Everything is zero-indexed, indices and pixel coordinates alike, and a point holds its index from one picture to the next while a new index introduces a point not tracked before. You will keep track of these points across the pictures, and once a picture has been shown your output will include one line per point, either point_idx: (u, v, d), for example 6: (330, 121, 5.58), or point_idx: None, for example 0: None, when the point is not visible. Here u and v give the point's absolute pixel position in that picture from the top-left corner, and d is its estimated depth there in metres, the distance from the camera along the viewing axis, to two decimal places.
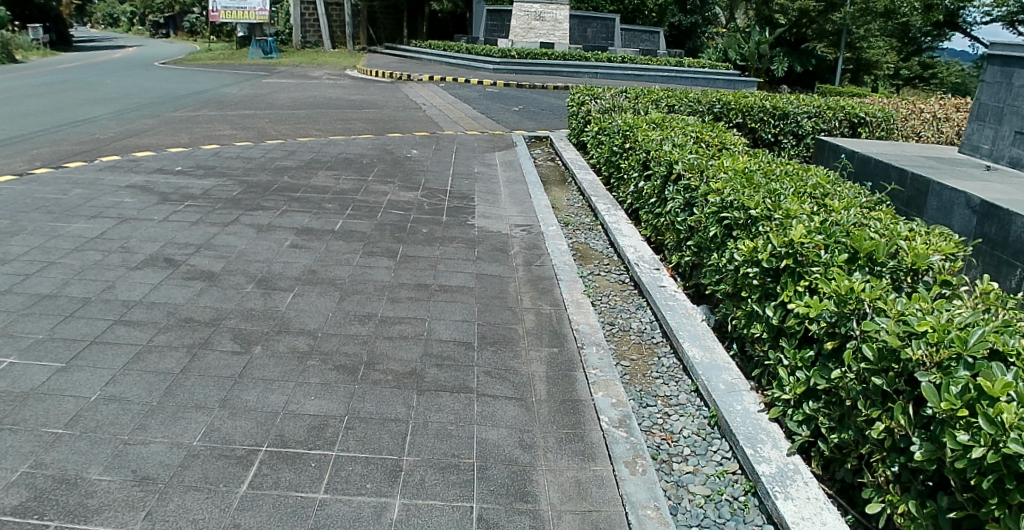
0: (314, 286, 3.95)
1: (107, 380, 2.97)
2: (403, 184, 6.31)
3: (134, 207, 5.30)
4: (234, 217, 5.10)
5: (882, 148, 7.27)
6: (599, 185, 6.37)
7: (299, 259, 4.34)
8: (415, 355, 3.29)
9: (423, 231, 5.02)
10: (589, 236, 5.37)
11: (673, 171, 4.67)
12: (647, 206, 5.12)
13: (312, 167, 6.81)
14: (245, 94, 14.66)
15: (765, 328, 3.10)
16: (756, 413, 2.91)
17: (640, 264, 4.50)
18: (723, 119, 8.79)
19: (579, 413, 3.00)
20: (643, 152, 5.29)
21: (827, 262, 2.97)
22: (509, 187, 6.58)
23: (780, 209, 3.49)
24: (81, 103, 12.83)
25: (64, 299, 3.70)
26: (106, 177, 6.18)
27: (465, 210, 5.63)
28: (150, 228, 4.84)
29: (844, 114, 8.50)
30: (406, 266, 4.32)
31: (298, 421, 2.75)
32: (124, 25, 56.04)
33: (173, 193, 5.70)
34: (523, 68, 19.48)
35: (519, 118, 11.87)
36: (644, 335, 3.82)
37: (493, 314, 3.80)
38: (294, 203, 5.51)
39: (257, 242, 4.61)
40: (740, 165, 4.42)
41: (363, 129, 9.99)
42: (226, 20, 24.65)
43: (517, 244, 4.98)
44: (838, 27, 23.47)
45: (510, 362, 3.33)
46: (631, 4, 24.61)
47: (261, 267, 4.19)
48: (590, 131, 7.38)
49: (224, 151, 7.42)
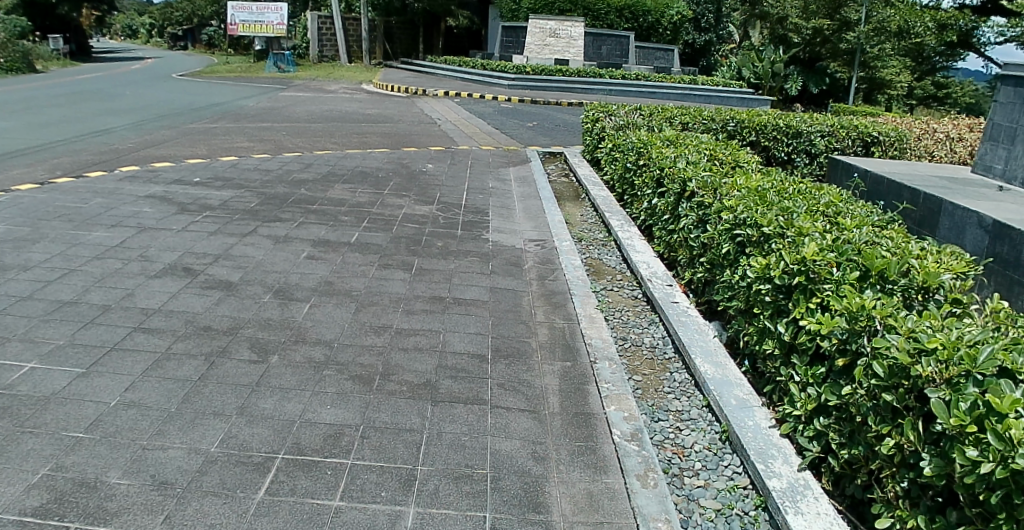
0: (330, 297, 4.00)
1: (126, 386, 3.03)
2: (418, 198, 6.39)
3: (153, 217, 5.40)
4: (252, 228, 5.18)
5: (894, 167, 7.32)
6: (612, 201, 6.41)
7: (316, 270, 4.40)
8: (429, 366, 3.32)
9: (437, 244, 5.07)
10: (602, 251, 5.42)
11: (686, 188, 4.69)
12: (661, 223, 5.14)
13: (329, 179, 6.90)
14: (263, 107, 14.89)
15: (777, 345, 3.14)
16: (767, 429, 2.96)
17: (654, 279, 4.54)
18: (736, 137, 8.90)
19: (591, 426, 3.02)
20: (657, 169, 5.32)
21: (839, 279, 3.00)
22: (524, 202, 6.63)
23: (793, 227, 3.51)
24: (100, 113, 13.05)
25: (85, 306, 3.78)
26: (126, 187, 6.29)
27: (480, 224, 5.69)
28: (169, 237, 4.92)
29: (857, 134, 8.49)
30: (420, 278, 4.37)
31: (315, 429, 2.79)
32: (143, 35, 56.91)
33: (191, 204, 5.80)
34: (538, 84, 19.71)
35: (534, 134, 11.98)
36: (656, 351, 3.86)
37: (507, 327, 3.83)
38: (310, 215, 5.59)
39: (274, 254, 4.67)
40: (753, 183, 4.43)
41: (379, 143, 10.12)
42: (244, 33, 25.12)
43: (531, 258, 5.02)
44: (851, 47, 23.14)
45: (523, 375, 3.35)
46: (646, 22, 24.68)
47: (278, 278, 4.26)
48: (604, 147, 7.44)
49: (242, 163, 7.53)
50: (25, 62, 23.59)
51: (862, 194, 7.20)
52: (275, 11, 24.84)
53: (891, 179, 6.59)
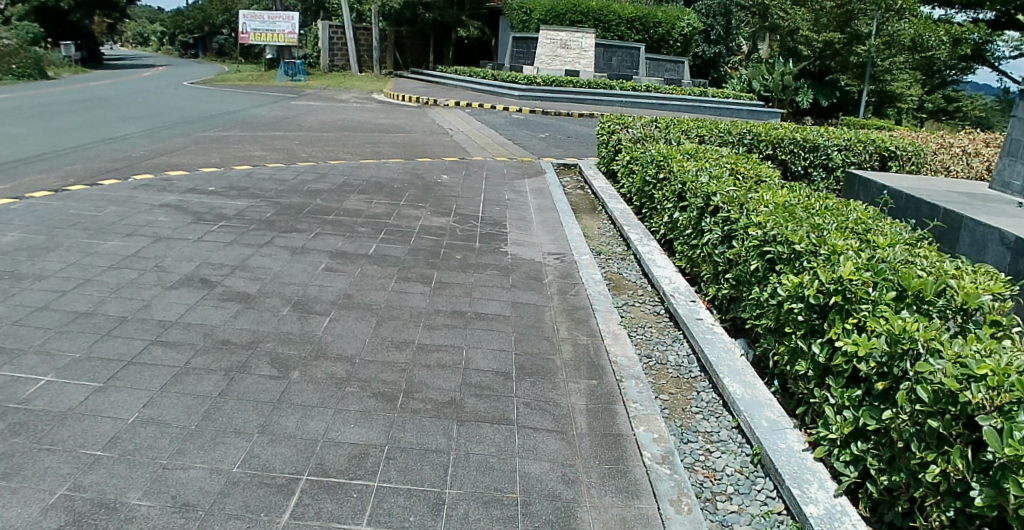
0: (350, 311, 3.93)
1: (144, 402, 2.97)
2: (434, 209, 6.33)
3: (168, 226, 5.35)
4: (269, 239, 5.11)
5: (912, 183, 7.30)
6: (630, 215, 6.34)
7: (334, 283, 4.34)
8: (453, 384, 3.23)
9: (456, 257, 5.00)
10: (622, 266, 5.35)
11: (710, 203, 4.58)
12: (682, 237, 5.04)
13: (344, 190, 6.86)
14: (275, 115, 14.92)
15: (810, 366, 3.06)
16: (800, 452, 2.88)
17: (676, 295, 4.48)
18: (754, 150, 8.84)
19: (621, 447, 2.94)
20: (678, 183, 5.22)
21: (876, 300, 2.90)
22: (541, 214, 6.58)
23: (826, 244, 3.39)
24: (112, 120, 13.11)
25: (102, 317, 3.72)
26: (141, 196, 6.25)
27: (498, 237, 5.62)
28: (185, 247, 4.87)
29: (874, 147, 8.45)
30: (441, 293, 4.29)
31: (338, 449, 2.71)
32: (155, 42, 57.49)
33: (207, 213, 5.75)
34: (549, 95, 19.73)
35: (546, 145, 11.95)
36: (682, 369, 3.79)
37: (530, 343, 3.74)
38: (327, 226, 5.53)
39: (291, 265, 4.62)
40: (780, 198, 4.31)
41: (392, 153, 10.10)
42: (256, 42, 25.30)
43: (552, 271, 4.94)
44: (862, 60, 22.99)
45: (549, 393, 3.26)
46: (656, 34, 24.67)
47: (296, 290, 4.19)
48: (621, 160, 7.37)
49: (256, 171, 7.49)
50: (37, 68, 23.87)
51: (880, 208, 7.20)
52: (286, 20, 24.98)
53: (909, 192, 6.61)
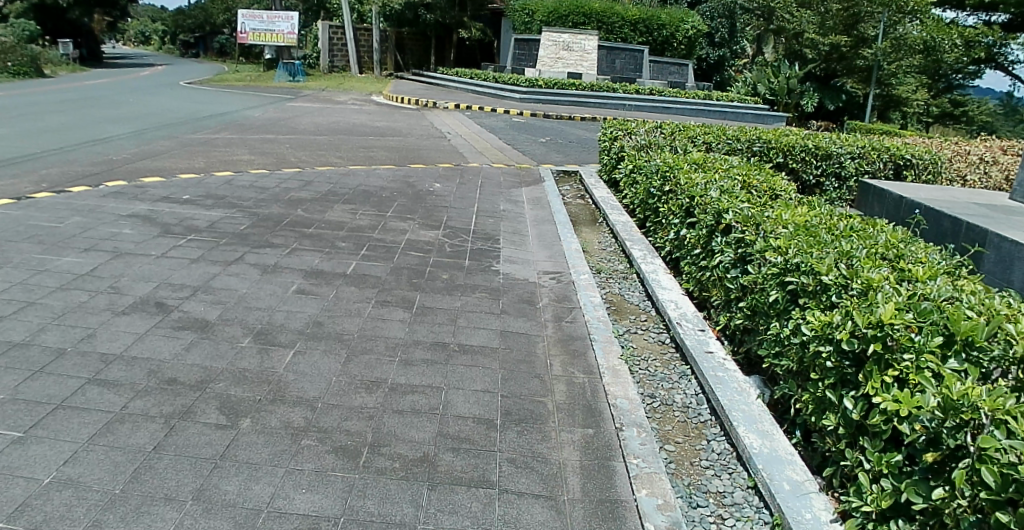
0: (319, 342, 3.50)
1: (66, 458, 2.55)
2: (423, 221, 5.91)
3: (132, 240, 4.94)
4: (239, 255, 4.68)
5: (930, 193, 6.94)
6: (633, 228, 5.92)
7: (305, 307, 3.91)
8: (427, 435, 2.81)
9: (443, 276, 4.58)
10: (623, 286, 4.92)
11: (721, 221, 4.13)
12: (689, 256, 4.61)
13: (328, 199, 6.44)
14: (269, 117, 14.52)
15: (840, 422, 2.63)
16: (829, 524, 2.45)
17: (683, 324, 4.06)
18: (763, 158, 8.33)
19: (619, 517, 2.51)
20: (686, 197, 4.78)
21: (921, 348, 2.47)
22: (537, 227, 6.15)
23: (858, 276, 2.95)
24: (100, 121, 12.72)
25: (37, 349, 3.30)
26: (109, 205, 5.85)
27: (490, 253, 5.19)
28: (145, 265, 4.45)
29: (889, 155, 8.03)
30: (422, 320, 3.86)
31: (284, 523, 2.29)
32: (157, 42, 57.37)
33: (176, 225, 5.34)
34: (551, 97, 19.29)
35: (546, 150, 11.54)
36: (690, 412, 3.37)
37: (518, 383, 3.30)
38: (305, 240, 5.11)
39: (260, 286, 4.19)
40: (800, 218, 3.88)
41: (385, 158, 9.69)
42: (255, 42, 24.92)
43: (546, 294, 4.50)
44: (868, 63, 22.49)
45: (538, 447, 2.84)
46: (660, 36, 24.35)
47: (261, 316, 3.77)
48: (624, 168, 6.94)
49: (238, 178, 7.08)
50: (34, 67, 23.54)
51: (896, 220, 6.85)
52: (285, 20, 24.61)
53: (928, 204, 6.26)
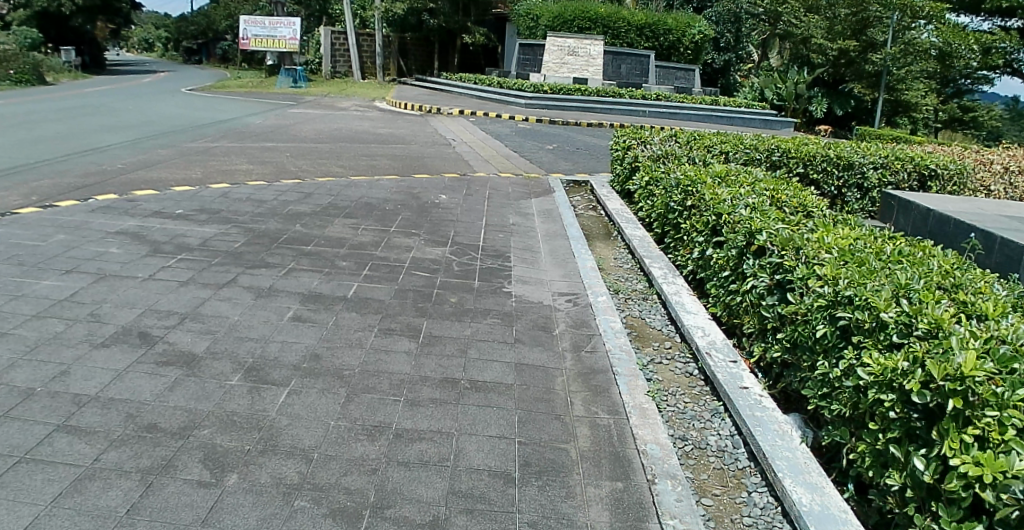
0: (316, 379, 3.18)
1: (26, 525, 2.23)
2: (429, 237, 5.59)
3: (118, 260, 4.63)
4: (232, 276, 4.37)
5: (957, 204, 6.63)
6: (651, 244, 5.59)
7: (301, 337, 3.58)
8: (437, 493, 2.48)
9: (451, 300, 4.26)
10: (644, 309, 4.59)
11: (755, 242, 3.80)
12: (716, 278, 4.28)
13: (328, 213, 6.13)
14: (269, 125, 14.23)
15: (908, 482, 2.30)
16: None
17: (713, 353, 3.73)
18: (782, 168, 8.07)
19: None
20: (713, 215, 4.46)
21: (1006, 403, 2.14)
22: (549, 242, 5.83)
23: (923, 313, 2.62)
24: (96, 129, 12.44)
25: (4, 389, 2.99)
26: (97, 221, 5.54)
27: (500, 272, 4.87)
28: (131, 289, 4.13)
29: (913, 166, 7.67)
30: (429, 351, 3.53)
31: None
32: (160, 47, 57.28)
33: (167, 243, 5.03)
34: (556, 103, 18.98)
35: (554, 158, 11.24)
36: (726, 457, 3.04)
37: (537, 426, 2.98)
38: (303, 259, 4.79)
39: (253, 312, 3.87)
40: (843, 241, 3.55)
41: (389, 167, 9.39)
42: (257, 48, 24.68)
43: (563, 319, 4.17)
44: (878, 68, 21.87)
45: (562, 505, 2.51)
46: (666, 41, 24.00)
47: (253, 348, 3.45)
48: (639, 179, 6.63)
49: (234, 191, 6.77)
50: (36, 73, 23.32)
51: (923, 234, 6.55)
52: (288, 26, 24.36)
53: (960, 220, 5.94)
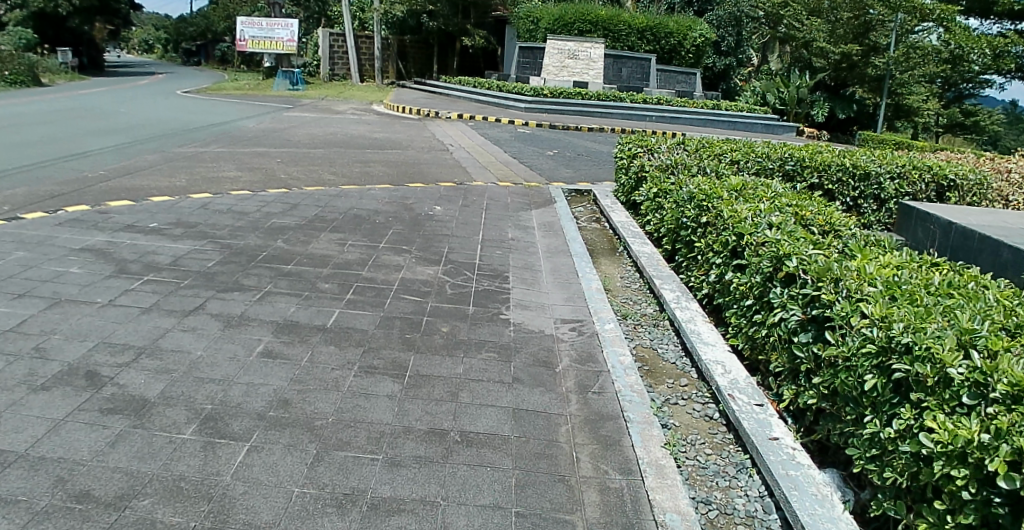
0: (283, 432, 2.76)
1: None
2: (421, 254, 5.17)
3: (77, 282, 4.21)
4: (200, 302, 3.95)
5: (980, 216, 6.19)
6: (661, 262, 5.17)
7: (270, 378, 3.16)
8: None
9: (442, 330, 3.83)
10: (655, 338, 4.17)
11: (784, 270, 3.38)
12: (737, 306, 3.85)
13: (314, 226, 5.71)
14: (262, 128, 13.82)
15: None
16: None
17: (736, 394, 3.30)
18: (796, 179, 7.64)
19: None
20: (733, 235, 4.04)
21: None
22: (550, 260, 5.41)
23: (1000, 370, 2.19)
24: (83, 133, 12.03)
25: None
26: (62, 235, 5.12)
27: (498, 296, 4.45)
28: (85, 317, 3.71)
29: (931, 176, 7.23)
30: (415, 395, 3.11)
31: None
32: (160, 49, 57.00)
33: (134, 261, 4.61)
34: (556, 107, 18.58)
35: (555, 165, 10.83)
36: (756, 525, 2.61)
37: (538, 491, 2.55)
38: (281, 281, 4.37)
39: (219, 345, 3.45)
40: (887, 272, 3.13)
41: (383, 175, 8.98)
42: (254, 50, 24.26)
43: (567, 352, 3.75)
44: (880, 72, 21.41)
45: None
46: (668, 45, 23.46)
47: (214, 392, 3.02)
48: (646, 190, 6.20)
49: (215, 201, 6.36)
50: (30, 75, 22.91)
51: (944, 248, 6.10)
52: (284, 27, 23.99)
53: (984, 233, 5.52)
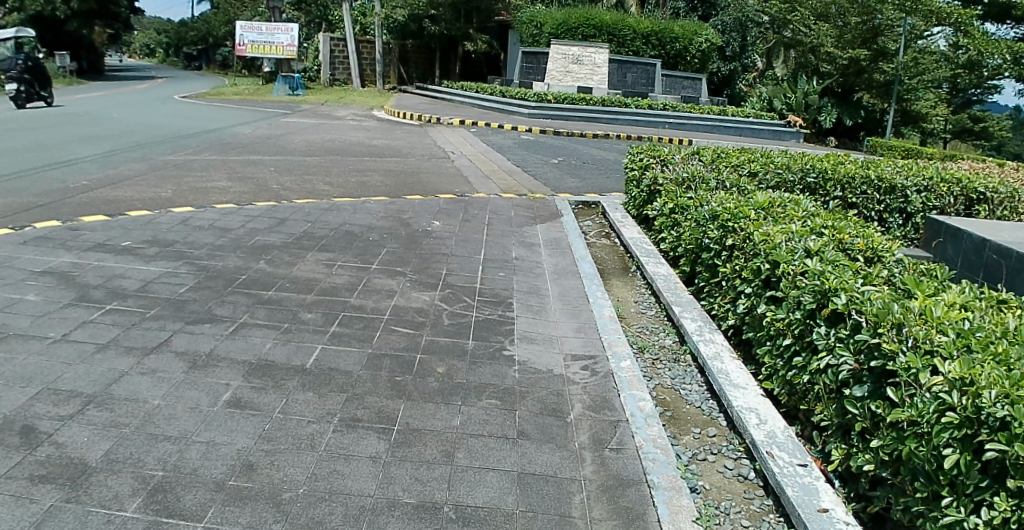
0: (245, 509, 2.31)
1: None
2: (416, 277, 4.73)
3: (31, 312, 3.76)
4: (165, 338, 3.50)
5: (1014, 232, 5.74)
6: (679, 286, 4.72)
7: (236, 434, 2.72)
8: None
9: (437, 370, 3.39)
10: (676, 376, 3.71)
11: (833, 309, 2.94)
12: (771, 344, 3.40)
13: (301, 244, 5.27)
14: (258, 135, 13.42)
15: None
16: None
17: (775, 450, 2.85)
18: (818, 192, 7.05)
19: None
20: (767, 263, 3.59)
21: None
22: (557, 282, 4.96)
23: None
24: (71, 140, 11.64)
25: None
26: (24, 256, 4.69)
27: (500, 327, 4.00)
28: (32, 355, 3.27)
29: (961, 189, 6.79)
30: (402, 456, 2.66)
31: None
32: (161, 53, 56.93)
33: (98, 287, 4.17)
34: (560, 113, 18.20)
35: (560, 173, 10.44)
36: None
37: None
38: (260, 311, 3.93)
39: (181, 392, 3.00)
40: (956, 315, 2.69)
41: (380, 185, 8.57)
42: (253, 54, 23.89)
43: (579, 396, 3.30)
44: (890, 78, 21.08)
45: None
46: (673, 49, 23.08)
47: (167, 453, 2.58)
48: (660, 205, 5.77)
49: (197, 216, 5.93)
50: None
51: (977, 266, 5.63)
52: (285, 32, 23.62)
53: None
